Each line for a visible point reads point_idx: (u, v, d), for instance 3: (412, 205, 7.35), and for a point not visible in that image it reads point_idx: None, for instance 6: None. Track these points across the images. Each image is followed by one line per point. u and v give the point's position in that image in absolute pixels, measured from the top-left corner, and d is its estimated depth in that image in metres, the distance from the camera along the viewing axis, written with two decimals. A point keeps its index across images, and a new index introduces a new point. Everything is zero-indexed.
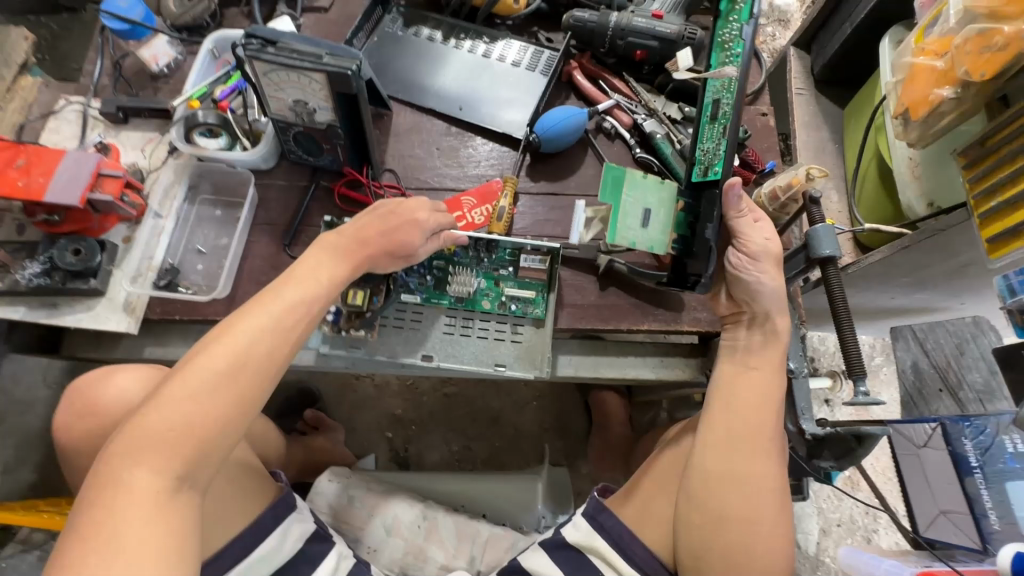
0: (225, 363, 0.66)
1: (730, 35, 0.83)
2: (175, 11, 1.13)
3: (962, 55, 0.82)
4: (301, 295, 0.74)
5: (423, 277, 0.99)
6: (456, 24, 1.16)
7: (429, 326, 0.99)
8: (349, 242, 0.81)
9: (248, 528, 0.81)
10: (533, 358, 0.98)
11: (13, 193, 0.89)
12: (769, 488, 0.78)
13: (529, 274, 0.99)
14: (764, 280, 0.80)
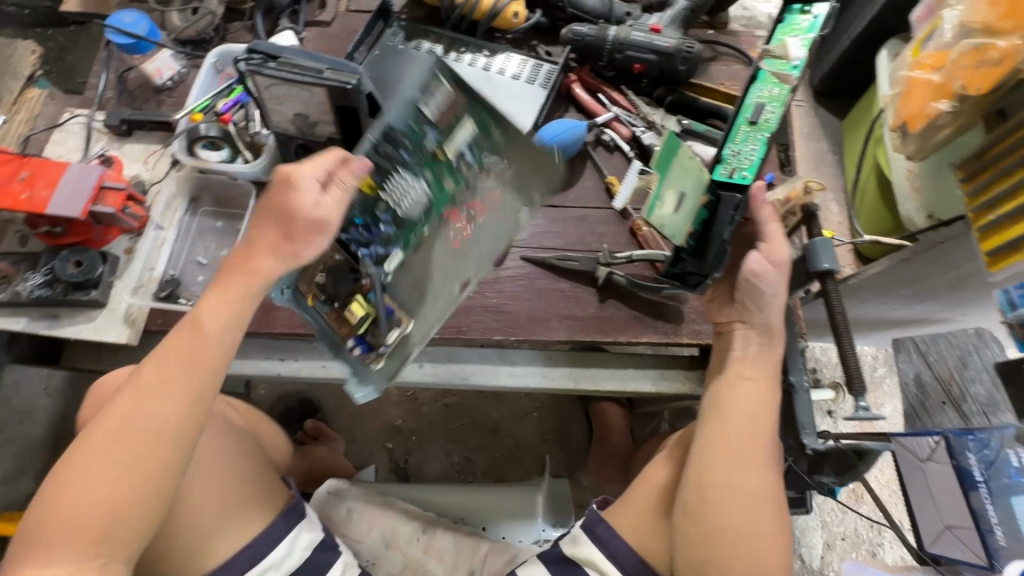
0: (108, 429, 0.69)
1: (789, 42, 0.86)
2: (179, 26, 1.15)
3: (958, 69, 0.82)
4: (194, 345, 0.72)
5: (380, 231, 0.88)
6: (456, 37, 1.17)
7: (441, 259, 0.89)
8: (263, 244, 0.75)
9: (257, 537, 0.85)
10: (533, 167, 0.84)
11: (16, 205, 0.90)
12: (769, 501, 0.78)
13: (444, 117, 0.83)
14: (774, 295, 0.82)
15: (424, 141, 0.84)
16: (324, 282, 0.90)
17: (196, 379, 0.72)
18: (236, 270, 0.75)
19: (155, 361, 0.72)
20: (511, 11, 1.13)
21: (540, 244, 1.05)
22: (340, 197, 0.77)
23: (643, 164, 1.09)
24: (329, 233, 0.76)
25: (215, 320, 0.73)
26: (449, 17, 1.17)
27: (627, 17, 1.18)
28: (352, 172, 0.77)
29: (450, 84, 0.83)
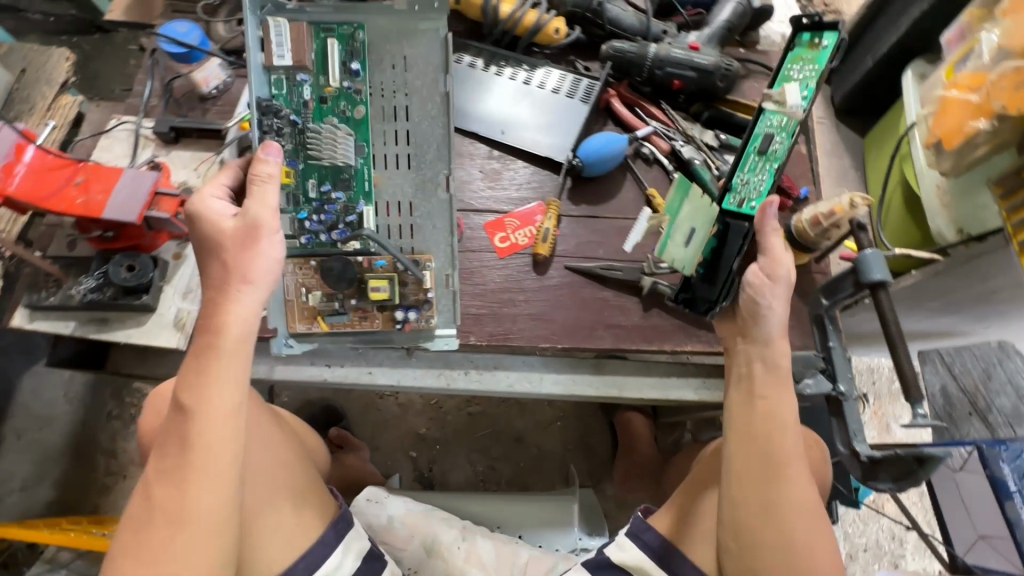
0: (132, 531, 0.65)
1: (800, 74, 0.97)
2: (225, 36, 1.18)
3: (998, 90, 0.86)
4: (186, 419, 0.66)
5: (334, 204, 0.89)
6: (497, 52, 1.19)
7: (398, 183, 0.92)
8: (217, 296, 0.69)
9: (313, 545, 0.86)
10: (409, 39, 0.89)
11: (71, 209, 0.90)
12: (807, 507, 0.78)
13: (305, 59, 0.86)
14: (775, 305, 0.81)
15: (306, 93, 0.88)
16: (323, 300, 0.91)
17: (198, 455, 0.65)
18: (206, 337, 0.68)
19: (157, 452, 0.67)
20: (553, 27, 1.16)
21: (583, 253, 1.08)
22: (261, 197, 0.71)
23: (682, 177, 1.12)
24: (267, 234, 0.71)
25: (204, 393, 0.66)
26: (492, 32, 1.19)
27: (664, 35, 1.21)
28: (268, 168, 0.72)
29: (289, 21, 0.84)
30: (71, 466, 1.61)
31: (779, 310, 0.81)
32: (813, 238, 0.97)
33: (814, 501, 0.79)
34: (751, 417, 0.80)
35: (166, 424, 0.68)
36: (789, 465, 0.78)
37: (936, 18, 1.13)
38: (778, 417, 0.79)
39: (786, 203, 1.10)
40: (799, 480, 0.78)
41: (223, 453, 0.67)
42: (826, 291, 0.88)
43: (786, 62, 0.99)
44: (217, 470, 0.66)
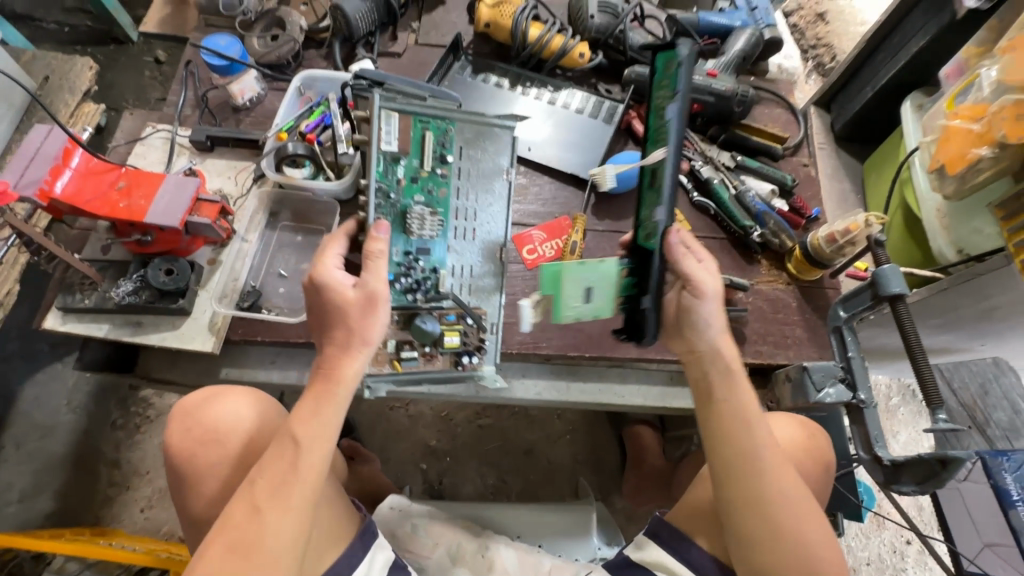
0: (226, 550, 0.65)
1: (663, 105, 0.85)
2: (260, 50, 1.21)
3: (999, 120, 0.94)
4: (297, 450, 0.70)
5: (415, 268, 0.95)
6: (522, 73, 1.25)
7: (465, 251, 0.99)
8: (335, 350, 0.76)
9: (342, 557, 0.84)
10: (485, 137, 1.01)
11: (114, 213, 0.91)
12: (797, 501, 0.75)
13: (407, 146, 0.94)
14: (711, 321, 0.83)
15: (400, 172, 0.95)
16: (397, 346, 0.92)
17: (304, 482, 0.69)
18: (323, 380, 0.75)
19: (260, 475, 0.69)
20: (578, 51, 1.22)
21: None
22: (378, 272, 0.78)
23: (701, 195, 1.16)
24: (384, 304, 0.77)
25: (316, 424, 0.72)
26: (519, 54, 1.24)
27: None
28: (381, 245, 0.80)
29: (397, 114, 0.93)
30: (71, 477, 1.56)
31: (715, 324, 0.83)
32: (828, 256, 1.03)
33: (798, 483, 0.77)
34: (718, 413, 0.80)
35: (271, 447, 0.72)
36: (763, 456, 0.77)
37: (934, 55, 1.21)
38: (741, 410, 0.79)
39: (799, 222, 1.17)
40: (775, 471, 0.76)
41: (322, 483, 0.71)
42: (845, 303, 0.93)
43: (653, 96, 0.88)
44: (312, 500, 0.70)
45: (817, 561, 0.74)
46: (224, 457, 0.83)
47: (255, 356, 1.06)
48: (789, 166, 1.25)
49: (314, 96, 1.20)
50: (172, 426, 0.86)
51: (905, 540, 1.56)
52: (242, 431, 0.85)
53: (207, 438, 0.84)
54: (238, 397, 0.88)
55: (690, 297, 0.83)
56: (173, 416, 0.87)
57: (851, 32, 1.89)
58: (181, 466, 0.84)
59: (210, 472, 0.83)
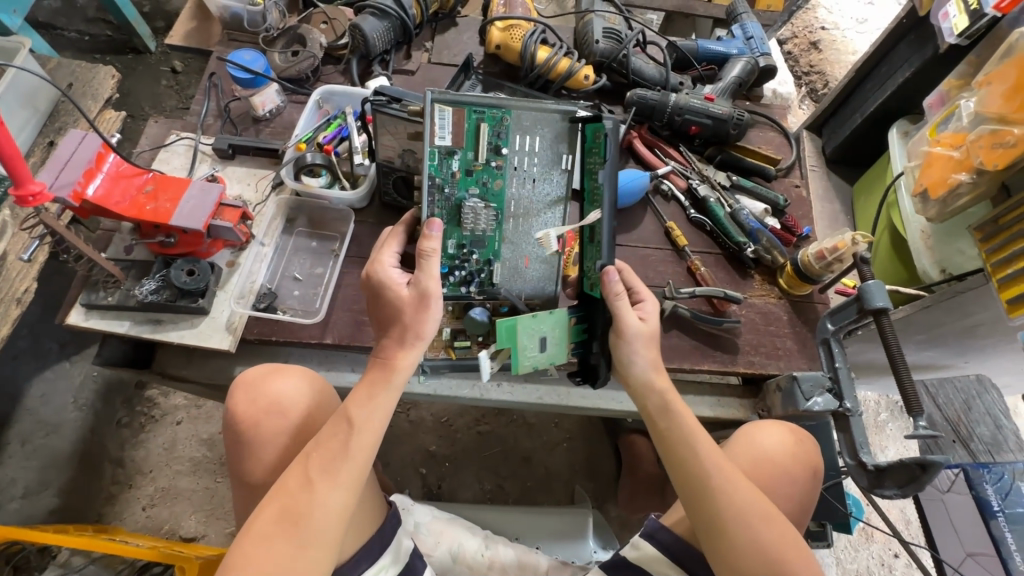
0: (278, 515, 0.72)
1: (593, 166, 0.95)
2: (282, 65, 1.27)
3: (977, 148, 1.01)
4: (348, 435, 0.77)
5: (469, 261, 0.99)
6: (529, 93, 1.30)
7: (520, 245, 1.00)
8: (392, 342, 0.83)
9: (366, 544, 0.86)
10: (544, 127, 0.96)
11: (141, 215, 0.96)
12: (755, 512, 0.79)
13: (461, 139, 0.94)
14: (636, 358, 0.88)
15: (454, 165, 0.95)
16: (451, 334, 1.03)
17: (353, 462, 0.75)
18: (380, 369, 0.82)
19: (315, 449, 0.76)
20: (583, 73, 1.30)
21: None
22: (429, 269, 0.83)
23: (698, 213, 1.22)
24: (436, 301, 0.83)
25: (370, 409, 0.79)
26: (527, 75, 1.31)
27: (680, 86, 1.36)
28: (433, 243, 0.83)
29: (452, 107, 0.92)
30: (74, 475, 1.58)
31: (641, 361, 0.88)
32: (817, 271, 1.08)
33: (754, 495, 0.80)
34: (666, 437, 0.86)
35: (327, 426, 0.79)
36: (712, 475, 0.81)
37: (918, 85, 1.28)
38: (683, 432, 0.85)
39: (790, 239, 1.22)
40: (725, 487, 0.80)
41: (368, 466, 0.77)
42: (833, 316, 0.98)
43: (584, 158, 0.98)
44: (358, 481, 0.76)
45: (782, 562, 0.77)
46: (281, 429, 0.86)
47: (268, 354, 1.10)
48: (782, 186, 1.31)
49: (332, 109, 1.26)
50: (236, 396, 0.88)
51: (892, 554, 1.59)
52: (301, 406, 0.88)
53: (271, 408, 0.86)
54: (297, 375, 0.91)
55: (615, 338, 0.90)
56: (235, 387, 0.89)
57: (842, 61, 1.98)
58: (246, 434, 0.86)
59: (272, 440, 0.85)
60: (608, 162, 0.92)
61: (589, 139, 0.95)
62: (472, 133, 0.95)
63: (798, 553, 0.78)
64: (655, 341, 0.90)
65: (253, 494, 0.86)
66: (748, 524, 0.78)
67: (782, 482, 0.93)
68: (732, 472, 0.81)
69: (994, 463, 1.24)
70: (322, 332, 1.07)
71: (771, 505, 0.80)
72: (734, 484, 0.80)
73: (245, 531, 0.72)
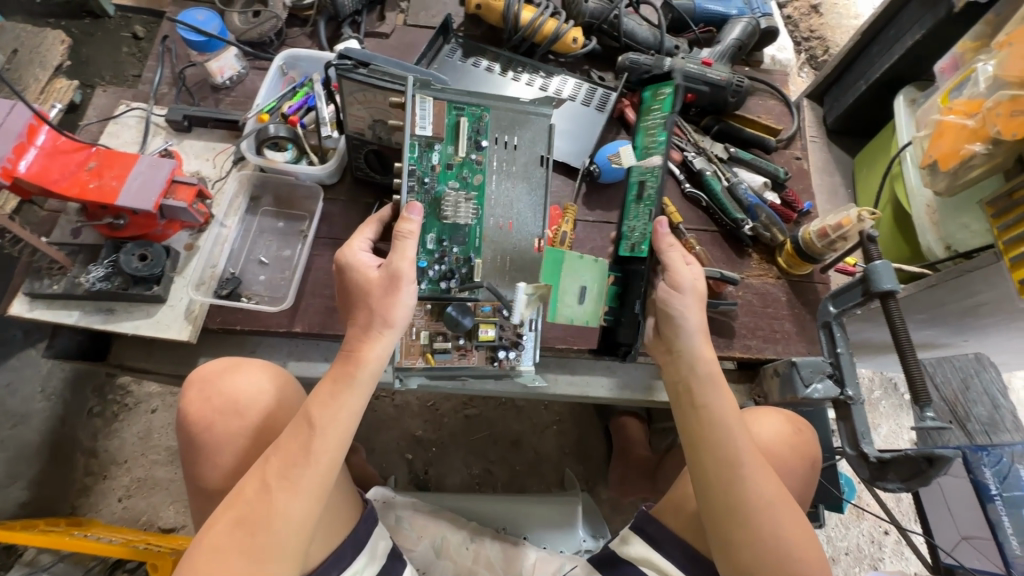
0: (233, 525, 0.66)
1: (653, 121, 1.10)
2: (241, 27, 1.16)
3: (994, 116, 0.93)
4: (308, 438, 0.70)
5: (449, 256, 0.93)
6: (514, 57, 1.21)
7: (503, 241, 0.96)
8: (358, 333, 0.77)
9: (333, 554, 0.80)
10: (521, 126, 0.97)
11: (84, 194, 0.87)
12: (780, 504, 0.74)
13: (441, 131, 0.91)
14: (688, 318, 0.86)
15: (434, 158, 0.93)
16: (430, 337, 0.92)
17: (315, 468, 0.69)
18: (345, 362, 0.75)
19: (274, 453, 0.70)
20: (571, 36, 1.20)
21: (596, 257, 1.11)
22: (402, 251, 0.78)
23: (693, 187, 1.15)
24: (407, 284, 0.77)
25: (335, 408, 0.72)
26: (511, 37, 1.20)
27: (675, 50, 1.26)
28: (411, 226, 0.79)
29: (432, 99, 0.91)
30: (43, 467, 1.51)
31: (692, 321, 0.85)
32: (819, 250, 1.02)
33: (775, 488, 0.75)
34: (697, 417, 0.80)
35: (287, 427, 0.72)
36: (744, 462, 0.75)
37: (927, 49, 1.20)
38: (706, 418, 0.79)
39: (791, 216, 1.15)
40: (752, 477, 0.74)
41: (334, 470, 0.71)
42: (836, 299, 0.92)
43: (642, 116, 1.14)
44: (323, 485, 0.70)
45: (795, 561, 0.72)
46: (242, 430, 0.82)
47: (235, 343, 1.03)
48: (782, 159, 1.24)
49: (298, 76, 1.16)
50: (189, 394, 0.84)
51: (882, 530, 1.58)
52: (260, 403, 0.84)
53: (226, 408, 0.82)
54: (258, 370, 0.87)
55: (667, 292, 0.88)
56: (190, 385, 0.85)
57: (843, 26, 1.89)
58: (199, 434, 0.82)
59: (227, 443, 0.81)
60: (671, 111, 1.07)
61: (649, 99, 1.14)
62: (451, 128, 0.94)
63: (815, 556, 0.73)
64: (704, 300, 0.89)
65: (214, 499, 0.81)
66: (767, 517, 0.73)
67: (785, 473, 0.89)
68: (752, 464, 0.75)
69: (992, 445, 1.15)
70: (291, 320, 1.00)
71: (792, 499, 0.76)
72: (763, 472, 0.75)
73: (202, 540, 0.66)
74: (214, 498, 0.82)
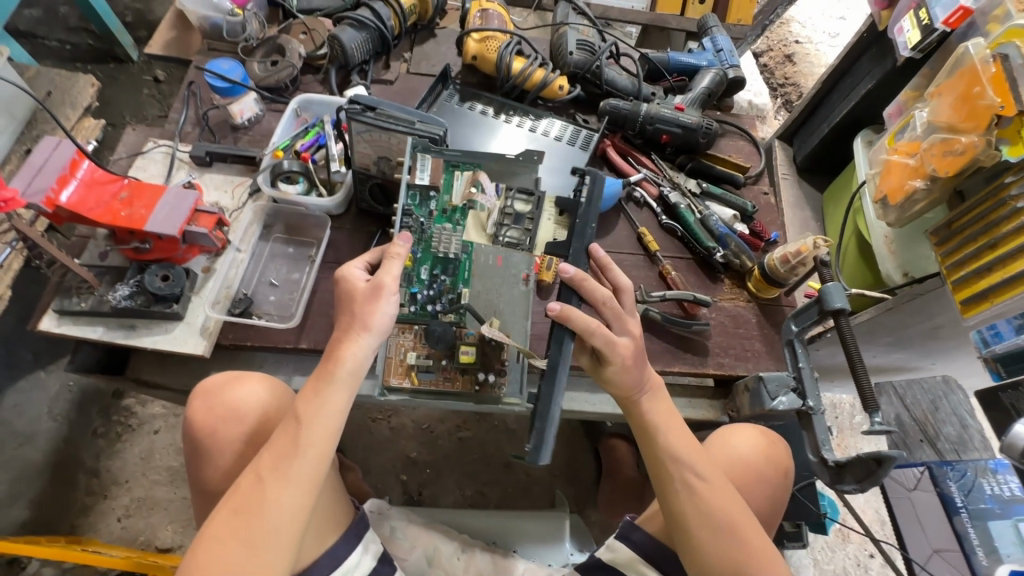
0: (230, 514, 0.73)
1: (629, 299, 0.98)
2: (261, 75, 1.29)
3: (930, 156, 1.05)
4: (296, 433, 0.77)
5: (439, 283, 1.00)
6: (506, 102, 1.33)
7: (491, 278, 0.99)
8: (340, 333, 0.82)
9: (324, 553, 0.86)
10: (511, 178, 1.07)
11: (115, 221, 0.97)
12: (735, 522, 0.81)
13: (438, 181, 1.02)
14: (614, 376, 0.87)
15: (432, 205, 1.03)
16: (417, 358, 1.00)
17: (304, 458, 0.76)
18: (327, 362, 0.81)
19: (267, 450, 0.77)
20: (558, 84, 1.33)
21: None
22: (389, 269, 0.84)
23: (669, 219, 1.25)
24: (387, 294, 0.82)
25: (319, 405, 0.78)
26: (503, 85, 1.34)
27: (652, 96, 1.40)
28: (401, 247, 0.86)
29: (432, 155, 1.02)
30: (44, 487, 1.54)
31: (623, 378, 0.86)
32: (782, 274, 1.12)
33: (728, 492, 0.83)
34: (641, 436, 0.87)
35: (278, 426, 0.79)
36: (691, 484, 0.82)
37: (877, 97, 1.33)
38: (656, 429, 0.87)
39: (758, 245, 1.26)
40: (707, 490, 0.82)
41: (322, 464, 0.77)
42: (796, 318, 1.00)
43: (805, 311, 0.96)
44: (312, 478, 0.76)
45: (746, 558, 0.79)
46: (246, 434, 0.89)
47: (244, 359, 1.11)
48: (751, 194, 1.35)
49: (310, 117, 1.27)
50: (194, 403, 0.91)
51: (867, 554, 1.60)
52: (260, 411, 0.91)
53: (228, 415, 0.89)
54: (256, 381, 0.94)
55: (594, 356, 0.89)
56: (195, 396, 0.92)
57: (814, 74, 2.05)
58: (203, 440, 0.89)
59: (228, 448, 0.88)
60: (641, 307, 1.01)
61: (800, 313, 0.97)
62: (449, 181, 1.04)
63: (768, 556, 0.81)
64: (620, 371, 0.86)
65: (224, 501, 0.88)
66: (716, 536, 0.80)
67: (754, 480, 0.95)
68: (703, 470, 0.83)
69: (958, 461, 1.33)
70: (298, 337, 1.08)
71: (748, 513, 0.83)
72: (713, 493, 0.82)
73: (203, 532, 0.73)
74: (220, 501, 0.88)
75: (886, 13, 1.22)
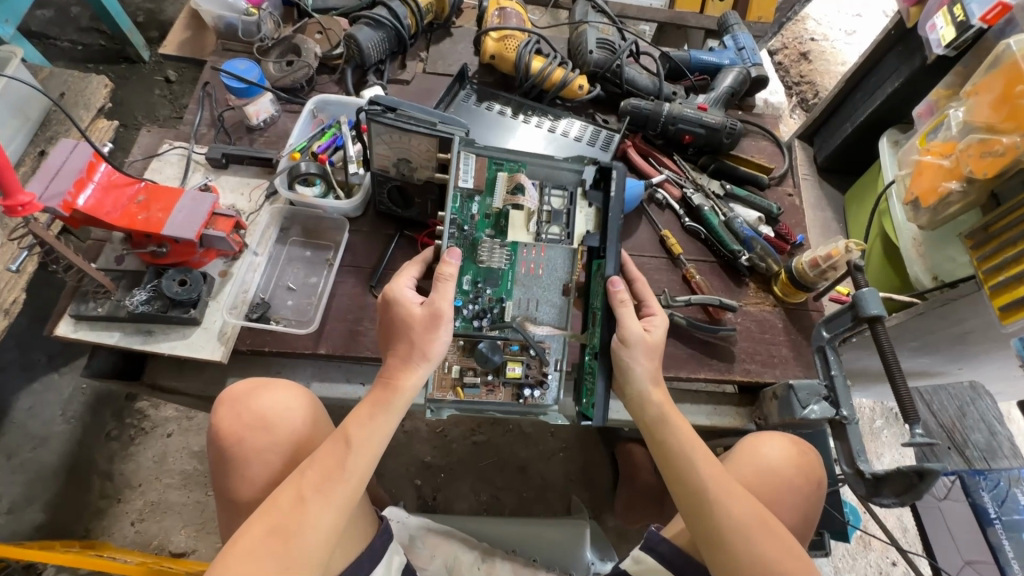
0: (266, 532, 0.71)
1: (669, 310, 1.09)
2: (276, 75, 1.27)
3: (967, 157, 1.02)
4: (341, 457, 0.76)
5: (482, 296, 0.99)
6: (524, 102, 1.31)
7: (532, 286, 0.99)
8: (398, 362, 0.83)
9: (348, 570, 0.84)
10: (556, 179, 1.03)
11: (133, 225, 0.96)
12: (760, 528, 0.76)
13: (481, 184, 0.98)
14: (636, 365, 0.88)
15: (474, 208, 1.00)
16: (461, 371, 0.97)
17: (347, 485, 0.75)
18: (382, 389, 0.81)
19: (310, 467, 0.76)
20: (577, 83, 1.30)
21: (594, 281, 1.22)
22: (444, 291, 0.84)
23: (692, 221, 1.23)
24: (446, 323, 0.83)
25: (370, 428, 0.79)
26: (522, 84, 1.31)
27: (673, 96, 1.37)
28: (452, 268, 0.85)
29: (475, 155, 0.99)
30: (57, 491, 1.53)
31: (641, 369, 0.88)
32: (812, 279, 1.09)
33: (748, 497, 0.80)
34: (657, 440, 0.85)
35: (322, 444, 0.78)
36: (708, 487, 0.79)
37: (905, 96, 1.29)
38: (671, 432, 0.85)
39: (785, 247, 1.23)
40: (728, 493, 0.78)
41: (362, 488, 0.77)
42: (828, 324, 0.98)
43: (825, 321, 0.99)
44: (352, 501, 0.75)
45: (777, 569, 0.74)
46: (274, 444, 0.87)
47: (262, 365, 1.10)
48: (775, 195, 1.32)
49: (326, 118, 1.26)
50: (222, 410, 0.90)
51: (889, 562, 1.57)
52: (288, 420, 0.89)
53: (257, 425, 0.88)
54: (285, 390, 0.93)
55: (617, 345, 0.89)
56: (221, 403, 0.91)
57: (832, 71, 2.01)
58: (232, 449, 0.87)
59: (256, 456, 0.86)
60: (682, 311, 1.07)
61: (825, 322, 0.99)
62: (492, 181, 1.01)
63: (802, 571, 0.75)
64: (655, 352, 0.90)
65: (247, 511, 0.86)
66: (745, 544, 0.75)
67: (783, 493, 0.92)
68: (721, 475, 0.80)
69: (990, 470, 1.27)
70: (316, 343, 1.06)
71: (771, 521, 0.78)
72: (733, 496, 0.78)
73: (233, 546, 0.70)
74: (242, 510, 0.86)
75: (915, 10, 1.18)
